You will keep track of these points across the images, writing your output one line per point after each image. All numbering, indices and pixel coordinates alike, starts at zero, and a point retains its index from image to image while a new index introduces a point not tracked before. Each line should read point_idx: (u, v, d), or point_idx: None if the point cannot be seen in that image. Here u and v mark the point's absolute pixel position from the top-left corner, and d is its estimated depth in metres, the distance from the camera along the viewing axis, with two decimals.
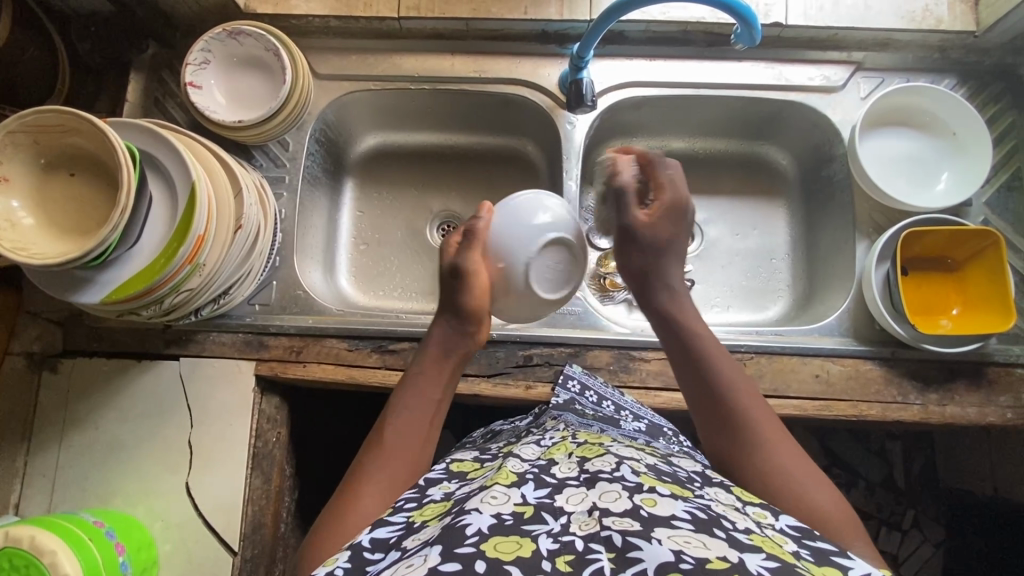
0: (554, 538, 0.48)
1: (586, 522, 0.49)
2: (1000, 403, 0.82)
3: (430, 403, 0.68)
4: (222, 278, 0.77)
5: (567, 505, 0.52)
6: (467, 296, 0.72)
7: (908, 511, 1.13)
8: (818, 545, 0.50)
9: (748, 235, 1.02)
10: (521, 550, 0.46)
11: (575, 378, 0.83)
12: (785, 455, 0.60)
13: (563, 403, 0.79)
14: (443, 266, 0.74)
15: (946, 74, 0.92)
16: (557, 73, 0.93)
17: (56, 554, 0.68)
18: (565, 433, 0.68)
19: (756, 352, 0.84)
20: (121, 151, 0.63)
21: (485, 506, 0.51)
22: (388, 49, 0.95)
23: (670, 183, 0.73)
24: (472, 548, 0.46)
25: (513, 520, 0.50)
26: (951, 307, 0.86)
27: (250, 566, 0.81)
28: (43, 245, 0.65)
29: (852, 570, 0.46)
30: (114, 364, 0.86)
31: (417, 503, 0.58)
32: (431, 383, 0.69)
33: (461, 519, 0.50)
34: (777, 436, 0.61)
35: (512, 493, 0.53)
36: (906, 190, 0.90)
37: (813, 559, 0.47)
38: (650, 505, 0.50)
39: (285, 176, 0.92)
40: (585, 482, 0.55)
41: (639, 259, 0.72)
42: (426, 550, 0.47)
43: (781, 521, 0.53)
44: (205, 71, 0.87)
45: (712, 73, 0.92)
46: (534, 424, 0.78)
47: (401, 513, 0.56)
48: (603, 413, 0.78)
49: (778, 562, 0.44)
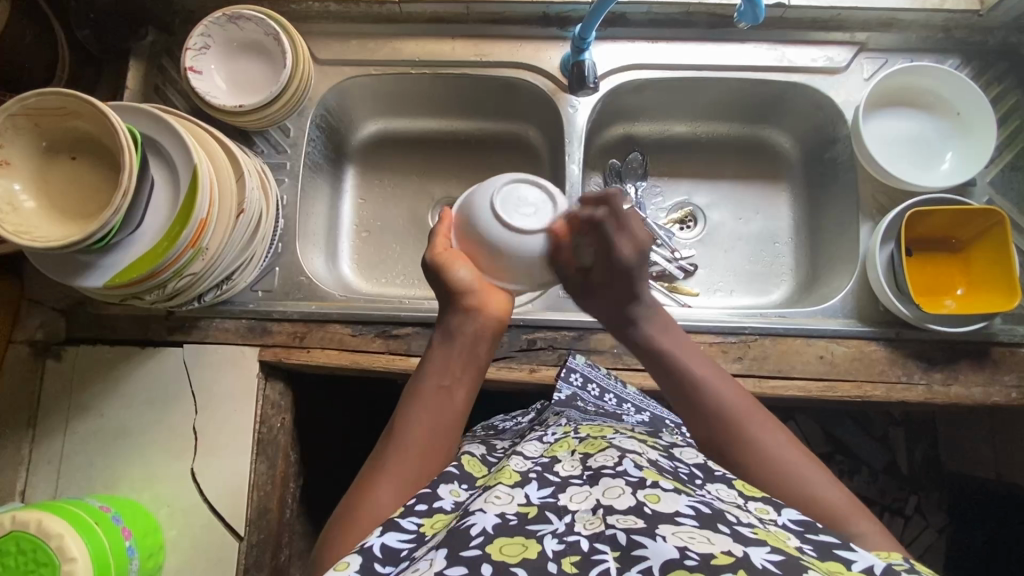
0: (560, 539, 0.48)
1: (591, 521, 0.49)
2: (1006, 382, 0.82)
3: (445, 398, 0.66)
4: (224, 263, 0.77)
5: (570, 505, 0.52)
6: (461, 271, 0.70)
7: (911, 496, 1.13)
8: (822, 538, 0.49)
9: (751, 219, 1.02)
10: (527, 553, 0.46)
11: (578, 371, 0.81)
12: (784, 450, 0.61)
13: (565, 399, 0.77)
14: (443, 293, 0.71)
15: (951, 54, 0.91)
16: (559, 56, 0.93)
17: (62, 538, 0.68)
18: (567, 428, 0.67)
19: (760, 334, 0.84)
20: (123, 131, 0.63)
21: (490, 506, 0.51)
22: (388, 33, 0.94)
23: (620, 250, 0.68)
24: (477, 551, 0.46)
25: (518, 520, 0.50)
26: (956, 287, 0.86)
27: (257, 551, 0.81)
28: (45, 228, 0.65)
29: (856, 564, 0.46)
30: (117, 350, 0.86)
31: (427, 506, 0.56)
32: (443, 374, 0.68)
33: (465, 520, 0.50)
34: (771, 428, 0.62)
35: (516, 494, 0.53)
36: (911, 171, 0.90)
37: (816, 555, 0.47)
38: (654, 502, 0.50)
39: (287, 161, 0.91)
40: (588, 480, 0.55)
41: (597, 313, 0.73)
42: (431, 554, 0.47)
43: (783, 516, 0.53)
44: (205, 56, 0.86)
45: (715, 54, 0.92)
46: (536, 422, 0.77)
47: (412, 517, 0.55)
48: (607, 407, 0.77)
49: (783, 556, 0.44)
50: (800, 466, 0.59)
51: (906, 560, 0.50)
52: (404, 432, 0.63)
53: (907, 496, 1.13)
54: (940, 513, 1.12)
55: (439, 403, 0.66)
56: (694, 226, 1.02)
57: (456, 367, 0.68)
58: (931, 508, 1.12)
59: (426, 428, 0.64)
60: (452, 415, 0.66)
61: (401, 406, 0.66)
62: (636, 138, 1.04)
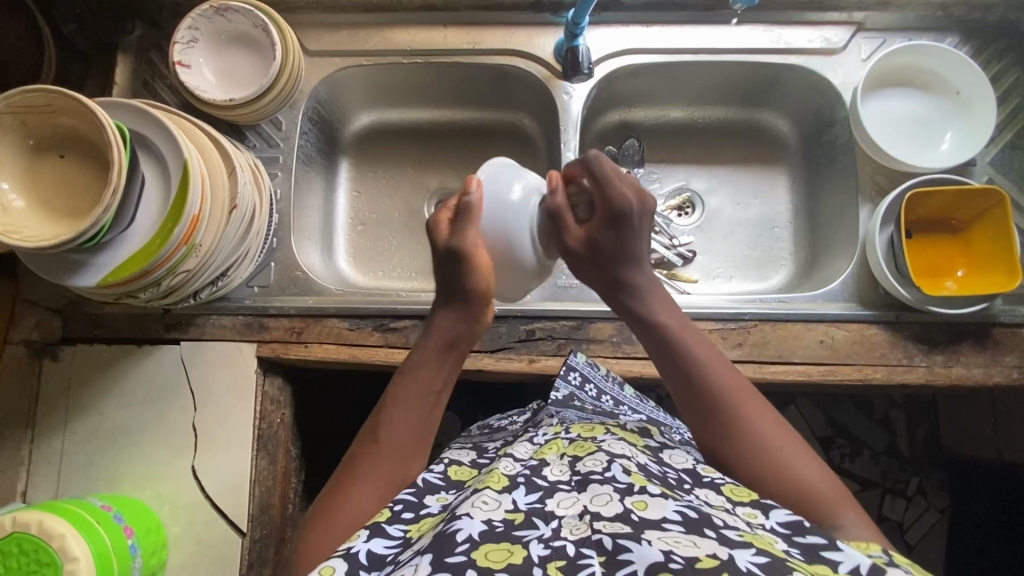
0: (546, 543, 0.48)
1: (577, 526, 0.49)
2: (1007, 362, 0.81)
3: (428, 395, 0.67)
4: (219, 259, 0.77)
5: (557, 510, 0.52)
6: (478, 278, 0.68)
7: (912, 479, 1.13)
8: (809, 540, 0.49)
9: (749, 204, 1.01)
10: (513, 558, 0.47)
11: (577, 370, 0.79)
12: (770, 427, 0.61)
13: (563, 398, 0.75)
14: (439, 248, 0.70)
15: (949, 32, 0.90)
16: (552, 42, 0.91)
17: (64, 538, 0.68)
18: (557, 429, 0.67)
19: (760, 319, 0.83)
20: (110, 129, 0.62)
21: (477, 511, 0.51)
22: (378, 22, 0.93)
23: (612, 193, 0.68)
24: (463, 557, 0.46)
25: (505, 527, 0.50)
26: (957, 268, 0.85)
27: (260, 546, 0.81)
28: (35, 228, 0.65)
29: (841, 565, 0.46)
30: (114, 349, 0.85)
31: (414, 514, 0.57)
32: (431, 373, 0.68)
33: (451, 525, 0.49)
34: (764, 416, 0.62)
35: (504, 500, 0.53)
36: (909, 150, 0.89)
37: (802, 558, 0.47)
38: (641, 509, 0.50)
39: (279, 156, 0.90)
40: (576, 485, 0.55)
41: (598, 272, 0.70)
42: (417, 559, 0.47)
43: (771, 519, 0.53)
44: (193, 49, 0.85)
45: (710, 37, 0.91)
46: (530, 424, 0.75)
47: (398, 524, 0.56)
48: (604, 407, 0.75)
49: (769, 557, 0.44)
50: (785, 443, 0.60)
51: (885, 552, 0.51)
52: (386, 434, 0.64)
53: (909, 478, 1.13)
54: (941, 495, 1.12)
55: (424, 404, 0.67)
56: (691, 212, 1.01)
57: (444, 363, 0.69)
58: (931, 489, 1.12)
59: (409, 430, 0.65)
60: (432, 416, 0.68)
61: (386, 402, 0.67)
62: (632, 124, 1.02)
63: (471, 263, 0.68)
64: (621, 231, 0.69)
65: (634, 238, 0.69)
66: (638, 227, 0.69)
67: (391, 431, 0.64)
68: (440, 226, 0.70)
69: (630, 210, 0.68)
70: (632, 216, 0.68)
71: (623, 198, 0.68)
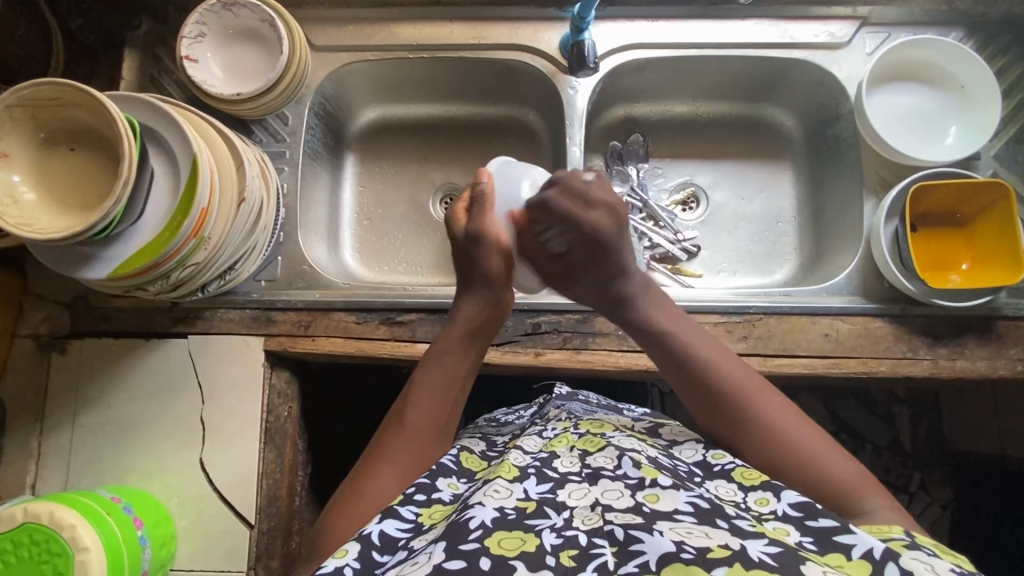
0: (558, 533, 0.49)
1: (589, 517, 0.50)
2: (1011, 355, 0.82)
3: (452, 381, 0.68)
4: (227, 253, 0.77)
5: (569, 501, 0.53)
6: (495, 261, 0.71)
7: (915, 474, 1.13)
8: (821, 524, 0.50)
9: (754, 199, 1.01)
10: (526, 546, 0.47)
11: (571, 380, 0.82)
12: (790, 421, 0.62)
13: (566, 393, 0.78)
14: (457, 236, 0.73)
15: (955, 27, 0.90)
16: (558, 37, 0.92)
17: (74, 528, 0.68)
18: (566, 424, 0.67)
19: (765, 313, 0.84)
20: (122, 122, 0.62)
21: (489, 499, 0.51)
22: (384, 17, 0.93)
23: (585, 224, 0.68)
24: (476, 544, 0.47)
25: (516, 515, 0.50)
26: (961, 262, 0.85)
27: (267, 538, 0.82)
28: (44, 220, 0.65)
29: (855, 549, 0.47)
30: (122, 343, 0.86)
31: (427, 496, 0.58)
32: (454, 362, 0.69)
33: (465, 514, 0.50)
34: (778, 409, 0.62)
35: (516, 488, 0.54)
36: (915, 144, 0.89)
37: (816, 549, 0.48)
38: (653, 501, 0.50)
39: (286, 150, 0.91)
40: (587, 478, 0.55)
41: (594, 290, 0.72)
42: (431, 547, 0.48)
43: (783, 501, 0.53)
44: (200, 44, 0.86)
45: (715, 32, 0.91)
46: (537, 416, 0.76)
47: (410, 506, 0.57)
48: (608, 401, 0.78)
49: (780, 548, 0.45)
50: (805, 436, 0.61)
51: (907, 535, 0.52)
52: (410, 419, 0.64)
53: (911, 473, 1.14)
54: (944, 490, 1.12)
55: (447, 392, 0.67)
56: (696, 207, 1.02)
57: (466, 351, 0.70)
58: (934, 484, 1.13)
59: (431, 414, 0.65)
60: (455, 404, 0.68)
61: (408, 389, 0.67)
62: (636, 120, 1.03)
63: (489, 246, 0.71)
64: (607, 252, 0.69)
65: (620, 257, 0.70)
66: (619, 250, 0.69)
67: (415, 417, 0.65)
68: (459, 215, 0.74)
69: (607, 237, 0.68)
70: (611, 240, 0.68)
71: (597, 225, 0.68)
